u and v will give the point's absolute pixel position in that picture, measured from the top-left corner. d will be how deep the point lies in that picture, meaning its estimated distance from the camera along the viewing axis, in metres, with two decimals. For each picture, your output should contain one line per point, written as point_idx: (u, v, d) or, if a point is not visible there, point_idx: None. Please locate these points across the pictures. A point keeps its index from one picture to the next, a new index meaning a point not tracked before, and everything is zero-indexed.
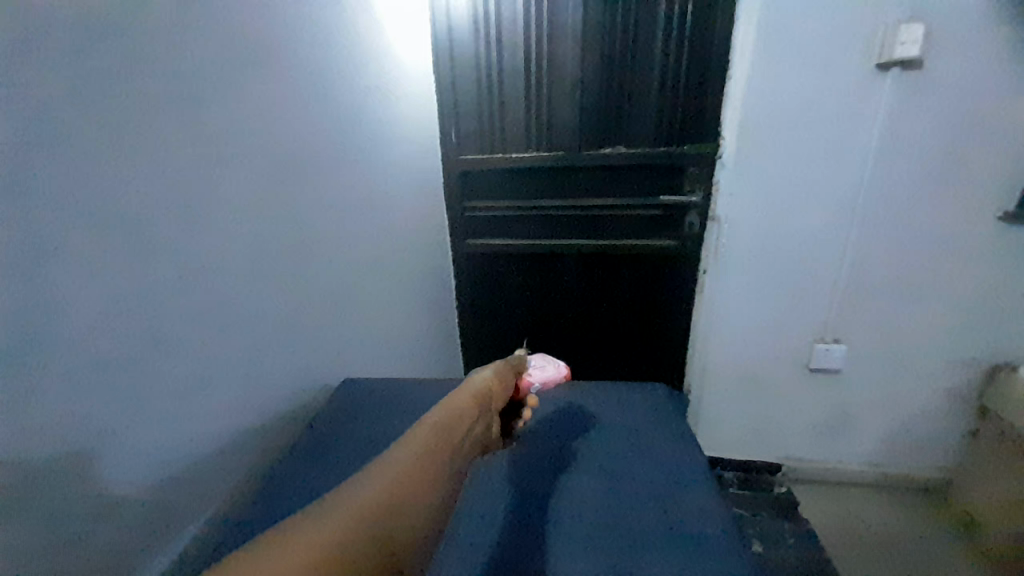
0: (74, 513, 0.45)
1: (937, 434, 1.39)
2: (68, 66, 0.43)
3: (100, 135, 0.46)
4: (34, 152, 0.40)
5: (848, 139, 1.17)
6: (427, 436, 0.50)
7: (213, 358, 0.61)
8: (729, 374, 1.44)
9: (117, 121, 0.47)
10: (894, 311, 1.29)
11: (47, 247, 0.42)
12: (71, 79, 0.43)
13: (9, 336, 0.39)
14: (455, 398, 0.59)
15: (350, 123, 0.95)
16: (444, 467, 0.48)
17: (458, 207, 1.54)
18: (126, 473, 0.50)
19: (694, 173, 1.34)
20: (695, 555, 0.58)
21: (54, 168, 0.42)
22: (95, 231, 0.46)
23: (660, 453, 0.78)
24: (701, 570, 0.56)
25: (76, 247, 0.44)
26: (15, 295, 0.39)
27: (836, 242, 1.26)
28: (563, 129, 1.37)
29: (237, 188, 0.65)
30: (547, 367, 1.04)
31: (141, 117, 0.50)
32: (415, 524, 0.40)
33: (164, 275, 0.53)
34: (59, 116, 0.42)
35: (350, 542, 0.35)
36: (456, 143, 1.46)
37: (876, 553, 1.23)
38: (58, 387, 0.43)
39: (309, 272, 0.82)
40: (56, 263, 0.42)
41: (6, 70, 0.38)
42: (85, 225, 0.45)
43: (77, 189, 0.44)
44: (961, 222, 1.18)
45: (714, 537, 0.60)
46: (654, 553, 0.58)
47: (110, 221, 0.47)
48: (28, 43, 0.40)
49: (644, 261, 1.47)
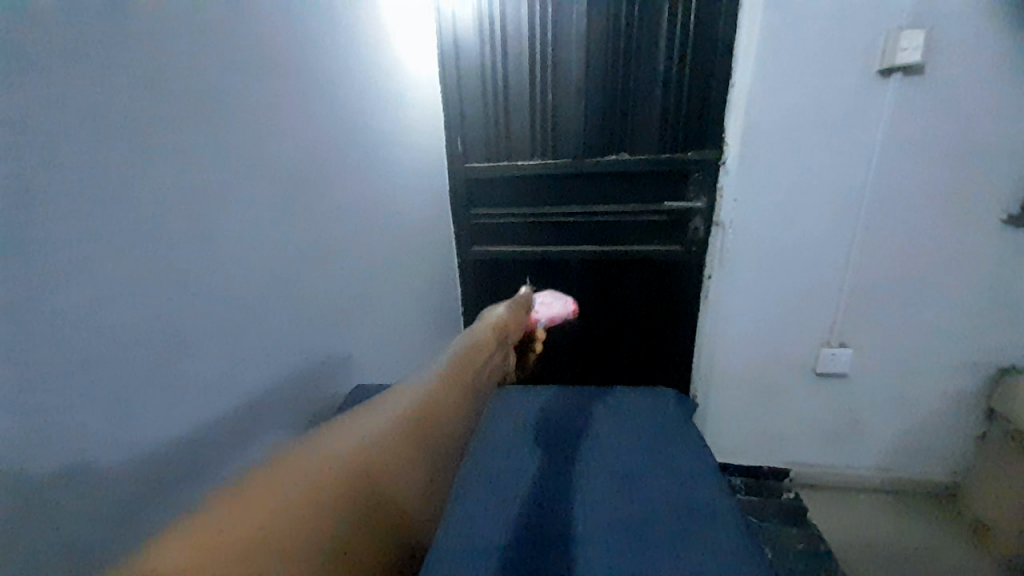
0: (105, 517, 0.45)
1: (945, 438, 1.39)
2: (100, 80, 0.44)
3: (131, 146, 0.47)
4: (71, 165, 0.42)
5: (852, 144, 1.18)
6: (449, 368, 0.54)
7: (235, 363, 0.62)
8: (736, 379, 1.45)
9: (145, 132, 0.49)
10: (901, 315, 1.29)
11: (86, 256, 0.43)
12: (103, 92, 0.45)
13: (51, 342, 0.40)
14: (475, 341, 0.63)
15: (360, 134, 0.97)
16: (462, 397, 0.51)
17: (465, 214, 1.56)
18: (155, 479, 0.50)
19: (698, 179, 1.35)
20: (710, 558, 0.58)
21: (88, 176, 0.43)
22: (125, 237, 0.47)
23: (670, 458, 0.79)
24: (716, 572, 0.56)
25: (107, 252, 0.45)
26: (50, 300, 0.40)
27: (841, 247, 1.27)
28: (568, 137, 1.39)
29: (254, 197, 0.66)
30: (554, 304, 1.10)
31: (167, 129, 0.51)
32: (422, 457, 0.42)
33: (190, 281, 0.54)
34: (93, 128, 0.44)
35: (357, 469, 0.36)
36: (462, 151, 1.48)
37: (891, 560, 1.22)
38: (96, 392, 0.44)
39: (323, 281, 0.83)
40: (92, 272, 0.43)
41: (45, 87, 0.40)
42: (115, 231, 0.46)
43: (108, 196, 0.45)
44: (965, 225, 1.19)
45: (728, 539, 0.61)
46: (669, 556, 0.59)
47: (139, 228, 0.48)
48: (63, 58, 0.41)
49: (650, 267, 1.48)
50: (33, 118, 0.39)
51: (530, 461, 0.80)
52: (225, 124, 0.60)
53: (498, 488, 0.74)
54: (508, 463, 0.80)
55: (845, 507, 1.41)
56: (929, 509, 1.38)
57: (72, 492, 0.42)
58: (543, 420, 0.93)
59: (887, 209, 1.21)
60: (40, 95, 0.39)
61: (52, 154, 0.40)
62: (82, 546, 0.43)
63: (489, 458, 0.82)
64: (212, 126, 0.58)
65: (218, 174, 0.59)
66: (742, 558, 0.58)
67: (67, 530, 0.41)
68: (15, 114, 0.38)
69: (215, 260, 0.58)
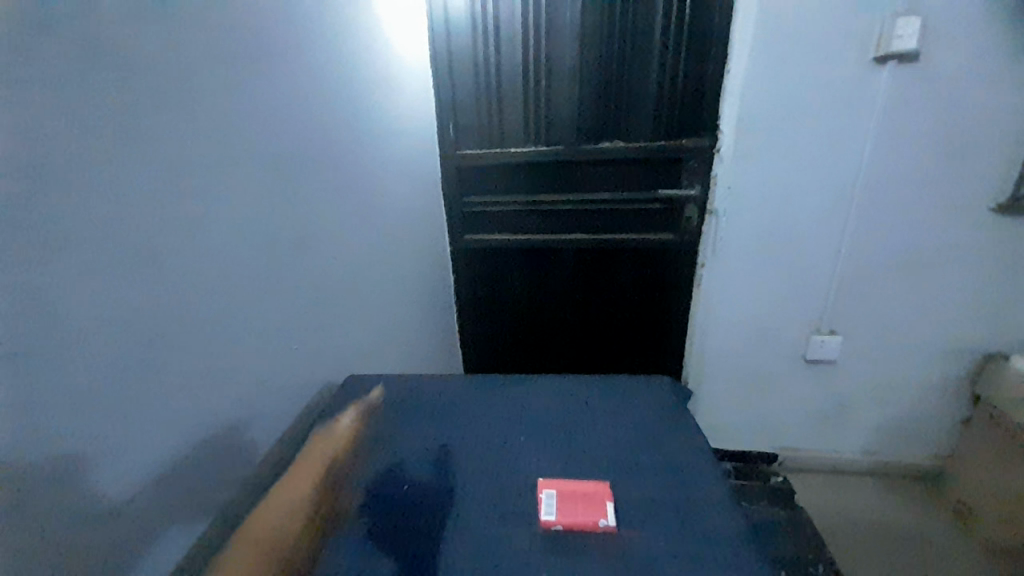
0: (76, 526, 0.43)
1: (931, 422, 1.41)
2: (74, 65, 0.42)
3: (109, 136, 0.45)
4: (46, 157, 0.40)
5: (846, 132, 1.18)
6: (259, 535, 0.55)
7: (218, 361, 0.60)
8: (727, 367, 1.46)
9: (121, 123, 0.47)
10: (890, 303, 1.31)
11: (59, 251, 0.41)
12: (77, 79, 0.42)
13: (38, 337, 0.40)
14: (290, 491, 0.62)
15: (348, 122, 0.94)
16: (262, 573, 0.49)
17: (456, 201, 1.54)
18: (131, 485, 0.48)
19: (693, 166, 1.34)
20: (714, 544, 0.55)
21: (59, 169, 0.41)
22: (98, 234, 0.44)
23: (666, 433, 0.74)
24: (717, 543, 0.55)
25: (80, 251, 0.43)
26: (16, 305, 0.38)
27: (834, 234, 1.27)
28: (561, 122, 1.37)
29: (239, 185, 0.64)
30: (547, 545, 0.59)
31: (147, 117, 0.50)
32: None
33: (168, 281, 0.52)
34: (71, 117, 0.42)
35: None
36: (453, 137, 1.45)
37: (877, 545, 1.24)
38: (72, 393, 0.42)
39: (312, 273, 0.81)
40: (67, 264, 0.42)
41: (20, 71, 0.38)
42: (86, 229, 0.43)
43: (85, 191, 0.43)
44: (955, 212, 1.20)
45: (730, 523, 0.57)
46: (672, 528, 0.57)
47: (114, 227, 0.46)
48: (34, 46, 0.39)
49: (643, 254, 1.47)
50: (10, 111, 0.37)
51: (520, 442, 0.72)
52: (208, 111, 0.58)
53: (488, 468, 0.67)
54: (497, 439, 0.73)
55: (831, 491, 1.43)
56: (914, 492, 1.42)
57: (40, 501, 0.40)
58: (529, 388, 0.86)
59: (880, 197, 1.22)
60: (16, 87, 0.38)
61: (21, 147, 0.38)
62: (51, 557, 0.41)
63: (475, 432, 0.74)
64: (192, 118, 0.55)
65: (199, 169, 0.56)
66: (746, 543, 0.55)
67: (35, 541, 0.40)
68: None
69: (196, 254, 0.56)
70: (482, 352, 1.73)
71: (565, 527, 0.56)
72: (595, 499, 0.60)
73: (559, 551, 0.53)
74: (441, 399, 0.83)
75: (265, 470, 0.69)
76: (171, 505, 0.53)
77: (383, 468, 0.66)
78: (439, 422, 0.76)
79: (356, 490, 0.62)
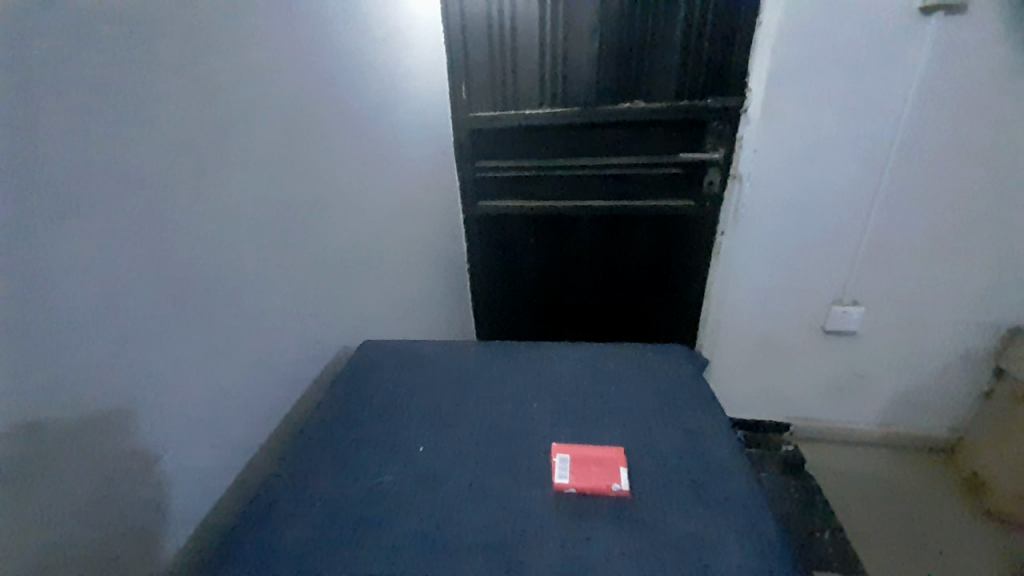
0: (95, 486, 0.44)
1: (950, 395, 1.39)
2: (79, 20, 0.40)
3: (119, 95, 0.44)
4: (57, 119, 0.39)
5: (885, 91, 1.10)
6: None
7: (231, 324, 0.59)
8: (742, 338, 1.43)
9: (131, 81, 0.45)
10: (916, 272, 1.26)
11: (68, 213, 0.40)
12: (83, 35, 0.40)
13: (58, 302, 0.40)
14: None
15: (358, 78, 0.90)
16: None
17: (469, 167, 1.49)
18: (150, 446, 0.49)
19: (717, 129, 1.27)
20: (728, 510, 0.54)
21: (60, 120, 0.39)
22: (109, 195, 0.43)
23: (682, 400, 0.73)
24: (727, 508, 0.54)
25: (89, 209, 0.41)
26: (33, 270, 0.38)
27: (863, 200, 1.21)
28: (579, 81, 1.30)
29: (252, 148, 0.62)
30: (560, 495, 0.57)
31: (157, 75, 0.47)
32: None
33: (179, 245, 0.51)
34: (78, 78, 0.40)
35: None
36: (466, 99, 1.40)
37: (884, 515, 1.25)
38: (92, 358, 0.43)
39: (324, 237, 0.80)
40: (83, 229, 0.41)
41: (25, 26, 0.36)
42: (101, 193, 0.42)
43: (97, 154, 0.42)
44: (994, 178, 1.13)
45: (744, 490, 0.57)
46: (683, 494, 0.56)
47: (125, 190, 0.45)
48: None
49: (661, 221, 1.43)
50: (23, 72, 0.36)
51: (534, 407, 0.72)
52: (215, 65, 0.55)
53: (501, 432, 0.67)
54: (511, 403, 0.73)
55: (840, 460, 1.43)
56: (923, 462, 1.41)
57: (56, 462, 0.40)
58: (543, 356, 0.85)
59: (915, 163, 1.15)
60: (23, 45, 0.36)
61: (28, 103, 0.37)
62: (72, 514, 0.42)
63: (488, 399, 0.74)
64: (201, 75, 0.53)
65: (209, 125, 0.54)
66: (760, 510, 0.54)
67: (56, 499, 0.41)
68: (8, 67, 0.35)
69: (206, 214, 0.54)
70: (493, 319, 1.73)
71: (579, 490, 0.56)
72: (609, 465, 0.60)
73: (572, 516, 0.54)
74: (453, 364, 0.82)
75: (279, 434, 0.70)
76: (190, 467, 0.54)
77: (397, 433, 0.67)
78: (454, 388, 0.76)
79: (371, 453, 0.63)
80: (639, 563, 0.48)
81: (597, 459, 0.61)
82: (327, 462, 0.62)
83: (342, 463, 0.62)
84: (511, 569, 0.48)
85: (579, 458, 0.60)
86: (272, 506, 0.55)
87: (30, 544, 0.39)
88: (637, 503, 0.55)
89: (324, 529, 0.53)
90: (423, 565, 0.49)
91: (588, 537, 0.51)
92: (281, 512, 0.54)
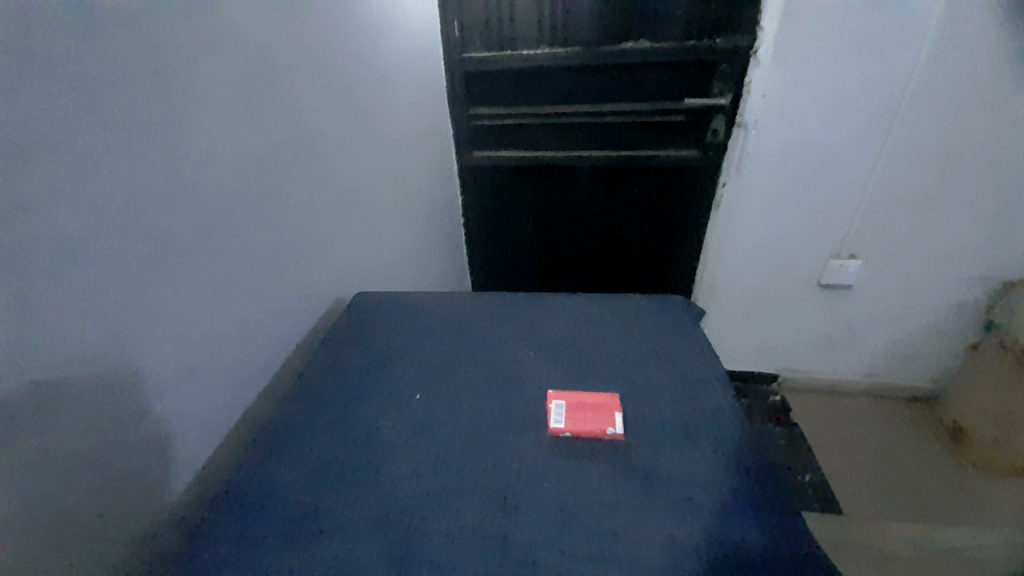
0: (99, 432, 0.44)
1: (937, 347, 1.41)
2: None
3: (94, 23, 0.40)
4: (28, 47, 0.35)
5: (906, 30, 1.04)
6: None
7: (224, 273, 0.57)
8: (739, 291, 1.43)
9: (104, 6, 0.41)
10: (916, 225, 1.24)
11: (52, 155, 0.38)
12: None
13: (45, 249, 0.38)
14: None
15: (349, 9, 0.83)
16: None
17: (463, 113, 1.42)
18: (151, 395, 0.49)
19: (725, 71, 1.21)
20: (719, 452, 0.56)
21: (30, 48, 0.36)
22: (92, 135, 0.40)
23: (678, 348, 0.73)
24: (717, 450, 0.56)
25: (72, 152, 0.39)
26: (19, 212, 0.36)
27: (871, 149, 1.17)
28: (582, 18, 1.21)
29: (239, 87, 0.57)
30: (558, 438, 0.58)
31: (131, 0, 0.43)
32: None
33: (167, 189, 0.48)
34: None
35: None
36: (460, 37, 1.30)
37: (863, 461, 1.30)
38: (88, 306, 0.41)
39: (316, 184, 0.76)
40: (67, 171, 0.39)
41: None
42: (84, 131, 0.40)
43: (76, 88, 0.39)
44: (1008, 125, 1.10)
45: (734, 433, 0.58)
46: (675, 438, 0.57)
47: (109, 130, 0.42)
48: None
49: (662, 171, 1.39)
50: None
51: (529, 355, 0.72)
52: None
53: (497, 380, 0.67)
54: (507, 352, 0.72)
55: (826, 409, 1.47)
56: (905, 411, 1.45)
57: (53, 407, 0.40)
58: (538, 306, 0.84)
59: (930, 110, 1.10)
60: None
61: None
62: (78, 459, 0.42)
63: (484, 348, 0.73)
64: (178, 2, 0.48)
65: (190, 56, 0.50)
66: (750, 453, 0.55)
67: (61, 445, 0.41)
68: None
69: (193, 154, 0.51)
70: (490, 271, 1.72)
71: (575, 434, 0.57)
72: (604, 409, 0.60)
73: (569, 459, 0.55)
74: (447, 314, 0.81)
75: (275, 383, 0.70)
76: (192, 415, 0.54)
77: (393, 381, 0.67)
78: (450, 337, 0.76)
79: (366, 400, 0.63)
80: (631, 501, 0.50)
81: (595, 405, 0.61)
82: (323, 410, 0.62)
83: (338, 410, 0.62)
84: (510, 510, 0.49)
85: (578, 406, 0.61)
86: (269, 452, 0.56)
87: (38, 491, 0.39)
88: (630, 446, 0.56)
89: (322, 472, 0.54)
90: (424, 505, 0.50)
91: (585, 478, 0.52)
92: (279, 458, 0.55)
